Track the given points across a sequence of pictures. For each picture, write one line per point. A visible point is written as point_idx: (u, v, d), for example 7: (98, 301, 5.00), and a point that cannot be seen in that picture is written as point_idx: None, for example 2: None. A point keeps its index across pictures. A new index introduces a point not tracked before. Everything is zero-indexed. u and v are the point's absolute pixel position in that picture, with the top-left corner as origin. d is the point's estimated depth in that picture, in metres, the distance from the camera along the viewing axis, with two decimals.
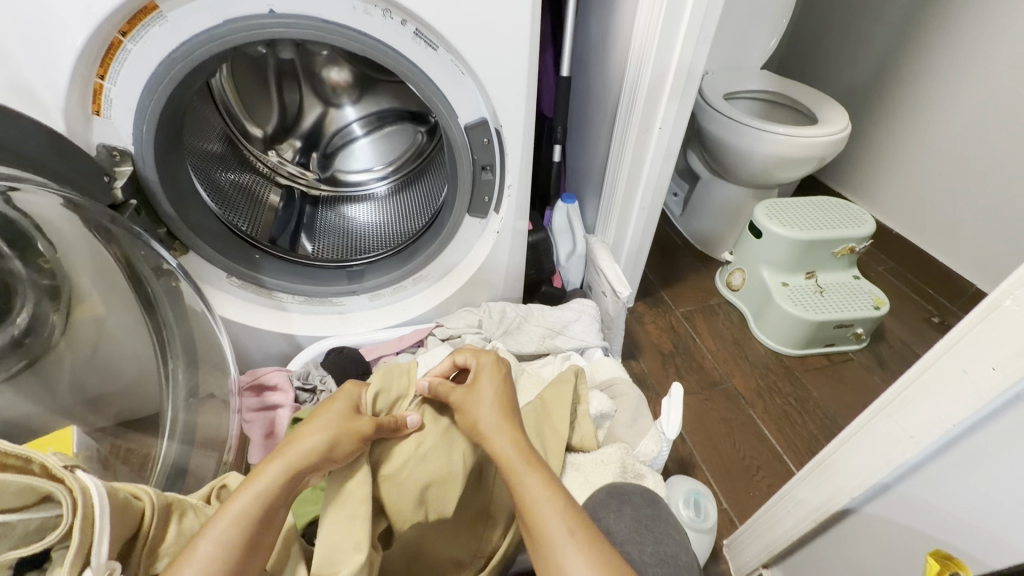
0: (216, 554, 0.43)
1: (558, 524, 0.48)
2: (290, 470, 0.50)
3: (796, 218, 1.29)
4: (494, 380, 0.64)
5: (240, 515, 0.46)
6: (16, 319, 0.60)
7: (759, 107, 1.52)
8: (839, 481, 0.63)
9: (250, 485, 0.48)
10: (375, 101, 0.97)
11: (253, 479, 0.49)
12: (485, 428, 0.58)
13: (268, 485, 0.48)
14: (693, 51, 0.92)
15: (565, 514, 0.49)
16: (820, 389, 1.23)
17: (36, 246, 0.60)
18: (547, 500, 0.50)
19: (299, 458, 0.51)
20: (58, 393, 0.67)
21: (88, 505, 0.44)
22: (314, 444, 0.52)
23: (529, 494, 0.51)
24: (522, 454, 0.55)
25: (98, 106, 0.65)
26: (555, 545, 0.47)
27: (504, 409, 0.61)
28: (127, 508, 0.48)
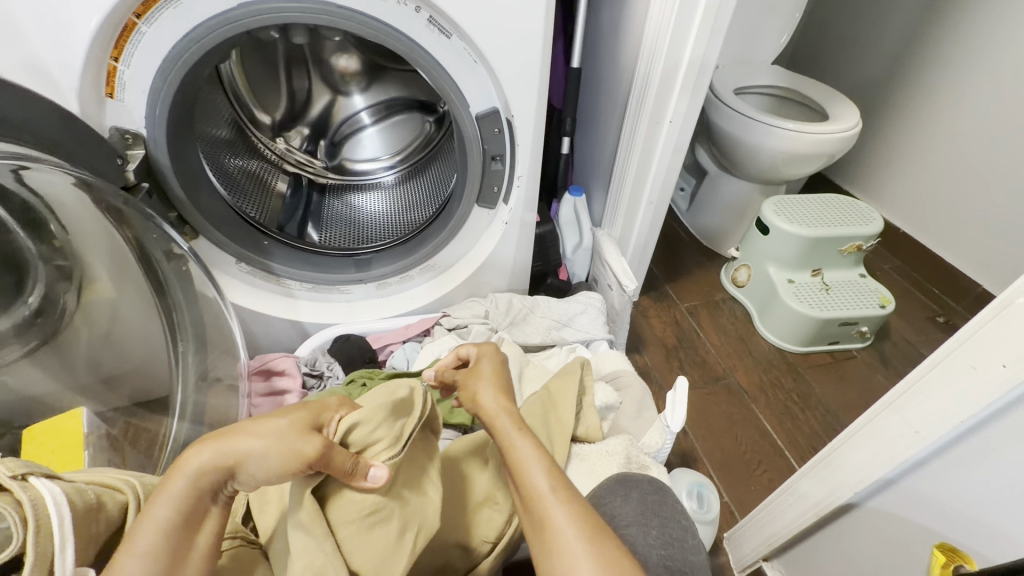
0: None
1: (543, 477, 0.51)
2: (214, 470, 0.45)
3: (804, 215, 1.29)
4: (493, 360, 0.66)
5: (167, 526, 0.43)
6: (29, 300, 0.62)
7: (769, 102, 1.51)
8: (843, 476, 0.64)
9: (165, 492, 0.44)
10: (384, 90, 0.97)
11: (169, 484, 0.44)
12: (483, 402, 0.60)
13: (184, 493, 0.44)
14: (706, 43, 0.91)
15: (550, 472, 0.52)
16: (823, 386, 1.23)
17: (48, 226, 0.61)
18: (532, 458, 0.53)
19: (224, 458, 0.46)
20: (76, 369, 0.69)
21: (43, 514, 0.42)
22: (241, 443, 0.46)
23: (519, 454, 0.54)
24: (514, 421, 0.58)
25: (111, 88, 0.65)
26: (541, 497, 0.50)
27: (500, 383, 0.63)
28: (95, 509, 0.46)
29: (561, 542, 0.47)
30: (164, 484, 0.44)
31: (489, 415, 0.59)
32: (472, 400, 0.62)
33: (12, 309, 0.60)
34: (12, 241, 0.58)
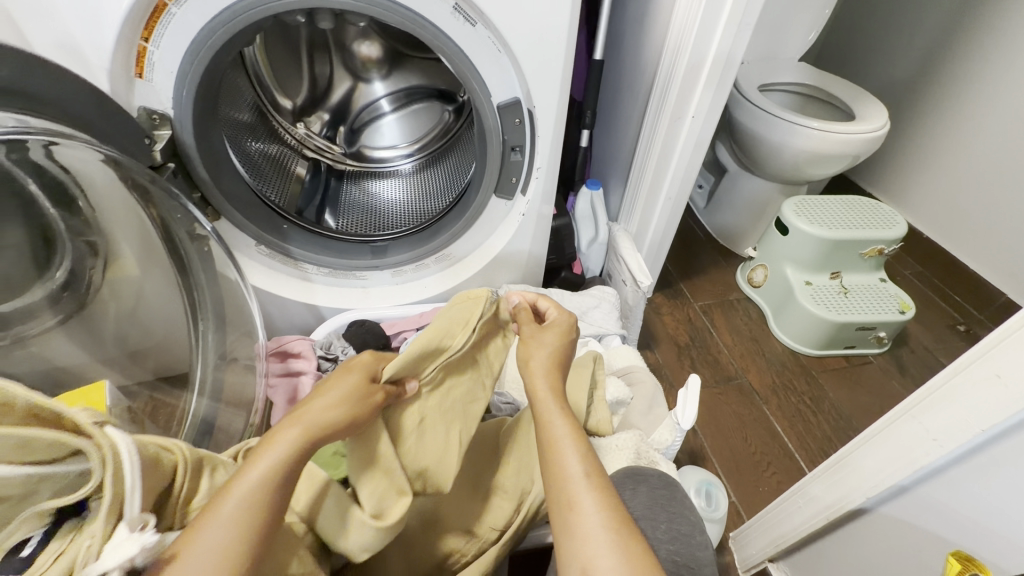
0: (227, 534, 0.41)
1: (575, 459, 0.51)
2: (306, 442, 0.48)
3: (825, 216, 1.27)
4: (563, 336, 0.65)
5: (257, 493, 0.43)
6: (54, 275, 0.62)
7: (794, 100, 1.48)
8: (855, 480, 0.63)
9: (263, 454, 0.46)
10: (404, 78, 0.97)
11: (262, 454, 0.46)
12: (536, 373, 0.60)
13: (281, 454, 0.46)
14: (733, 37, 0.90)
15: (583, 456, 0.52)
16: (837, 390, 1.22)
17: (76, 204, 0.62)
18: (569, 437, 0.53)
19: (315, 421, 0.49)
20: (105, 343, 0.70)
21: (121, 462, 0.41)
22: (332, 415, 0.50)
23: (555, 429, 0.54)
24: (559, 400, 0.57)
25: (140, 68, 0.66)
26: (567, 476, 0.50)
27: (558, 356, 0.63)
28: (152, 464, 0.46)
29: (584, 530, 0.46)
30: (258, 453, 0.46)
31: (534, 384, 0.59)
32: (524, 362, 0.62)
33: (37, 286, 0.61)
34: (44, 219, 0.60)
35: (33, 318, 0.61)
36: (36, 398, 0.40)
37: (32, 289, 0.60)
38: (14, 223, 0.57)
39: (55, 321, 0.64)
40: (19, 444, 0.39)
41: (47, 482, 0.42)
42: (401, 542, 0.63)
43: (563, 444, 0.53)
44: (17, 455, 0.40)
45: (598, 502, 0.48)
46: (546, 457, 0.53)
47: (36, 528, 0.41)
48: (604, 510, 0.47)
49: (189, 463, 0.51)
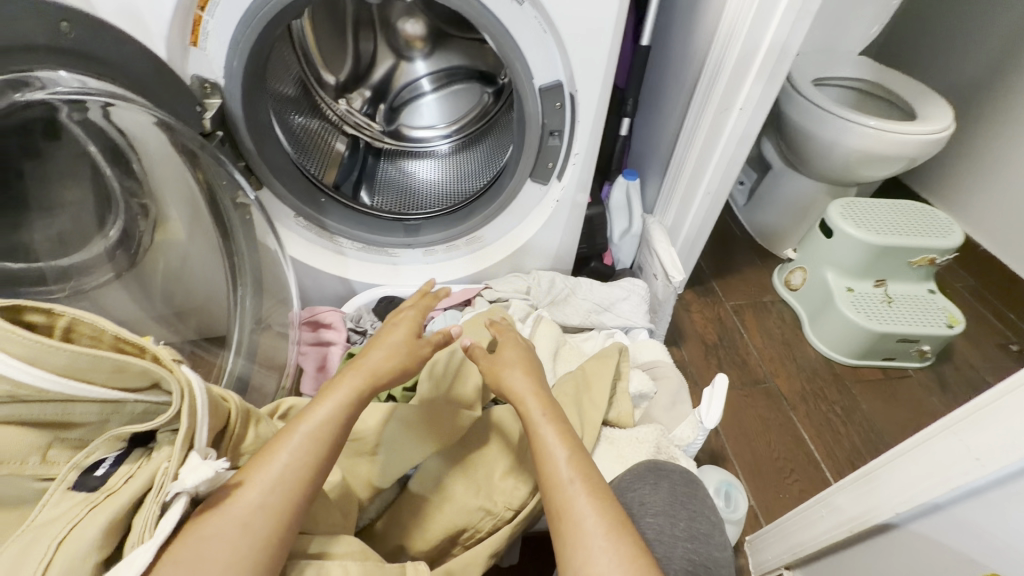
0: (283, 478, 0.46)
1: (570, 467, 0.52)
2: (354, 399, 0.53)
3: (874, 220, 1.21)
4: (520, 349, 0.67)
5: (312, 436, 0.49)
6: (108, 233, 0.66)
7: (849, 96, 1.41)
8: (884, 495, 0.61)
9: (315, 409, 0.51)
10: (446, 57, 0.98)
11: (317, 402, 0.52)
12: (513, 391, 0.60)
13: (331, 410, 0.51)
14: (793, 25, 0.85)
15: (578, 464, 0.52)
16: (871, 402, 1.17)
17: (128, 161, 0.65)
18: (561, 442, 0.54)
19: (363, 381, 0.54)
20: (154, 300, 0.76)
21: (193, 398, 0.45)
22: (385, 371, 0.56)
23: (545, 439, 0.54)
24: (542, 408, 0.57)
25: (195, 36, 0.67)
26: (562, 484, 0.50)
27: (531, 370, 0.63)
28: (219, 408, 0.50)
29: (579, 533, 0.47)
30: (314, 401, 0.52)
31: (519, 398, 0.59)
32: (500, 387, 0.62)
33: (92, 243, 0.65)
34: (95, 175, 0.63)
35: (90, 272, 0.66)
36: (123, 332, 0.44)
37: (88, 246, 0.65)
38: (67, 179, 0.61)
39: (114, 274, 0.69)
40: (109, 372, 0.43)
41: (121, 412, 0.47)
42: (419, 514, 0.64)
43: (554, 449, 0.53)
44: (104, 381, 0.44)
45: (591, 503, 0.49)
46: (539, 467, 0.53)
47: (111, 451, 0.46)
48: (598, 512, 0.48)
49: (242, 409, 0.54)
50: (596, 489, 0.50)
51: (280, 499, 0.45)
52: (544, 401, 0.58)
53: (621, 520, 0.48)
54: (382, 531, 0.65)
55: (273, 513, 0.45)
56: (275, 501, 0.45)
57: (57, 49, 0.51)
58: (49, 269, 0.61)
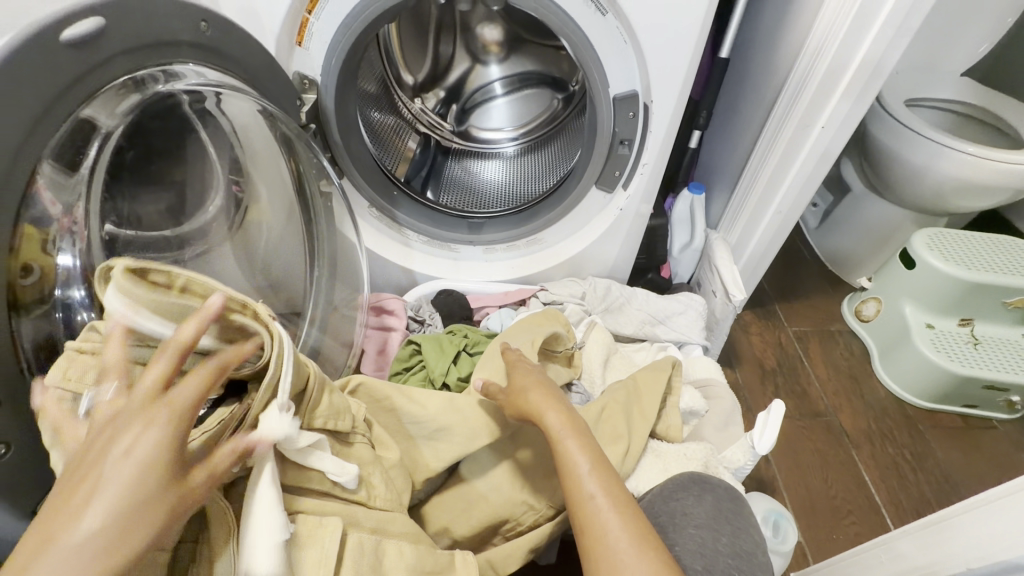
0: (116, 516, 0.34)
1: (597, 483, 0.51)
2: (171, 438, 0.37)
3: (964, 254, 1.12)
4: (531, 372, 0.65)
5: (156, 446, 0.36)
6: (211, 204, 0.72)
7: (946, 120, 1.31)
8: (953, 544, 0.57)
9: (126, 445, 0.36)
10: (520, 62, 1.00)
11: (150, 415, 0.37)
12: (536, 412, 0.58)
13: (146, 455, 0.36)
14: (888, 43, 0.81)
15: (603, 480, 0.51)
16: (946, 450, 1.08)
17: (234, 145, 0.72)
18: (585, 455, 0.53)
19: (182, 416, 0.38)
20: (255, 271, 0.81)
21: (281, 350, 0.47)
22: (188, 419, 0.38)
23: (566, 450, 0.53)
24: (562, 417, 0.56)
25: (301, 37, 0.74)
26: (585, 500, 0.50)
27: (549, 388, 0.61)
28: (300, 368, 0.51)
29: (606, 545, 0.47)
30: (157, 400, 0.38)
31: (537, 414, 0.57)
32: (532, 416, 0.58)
33: (198, 217, 0.71)
34: (201, 150, 0.68)
35: (194, 241, 0.71)
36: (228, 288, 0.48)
37: (195, 217, 0.70)
38: (183, 159, 0.66)
39: (223, 237, 0.75)
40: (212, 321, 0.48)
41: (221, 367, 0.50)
42: (465, 500, 0.67)
43: (575, 457, 0.53)
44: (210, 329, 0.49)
45: (611, 505, 0.49)
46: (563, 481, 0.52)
47: None
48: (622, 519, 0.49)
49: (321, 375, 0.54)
50: (617, 491, 0.51)
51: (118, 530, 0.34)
52: (565, 413, 0.57)
53: (644, 523, 0.49)
54: (431, 510, 0.68)
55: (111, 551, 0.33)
56: (123, 520, 0.34)
57: (195, 45, 0.58)
58: (160, 238, 0.66)
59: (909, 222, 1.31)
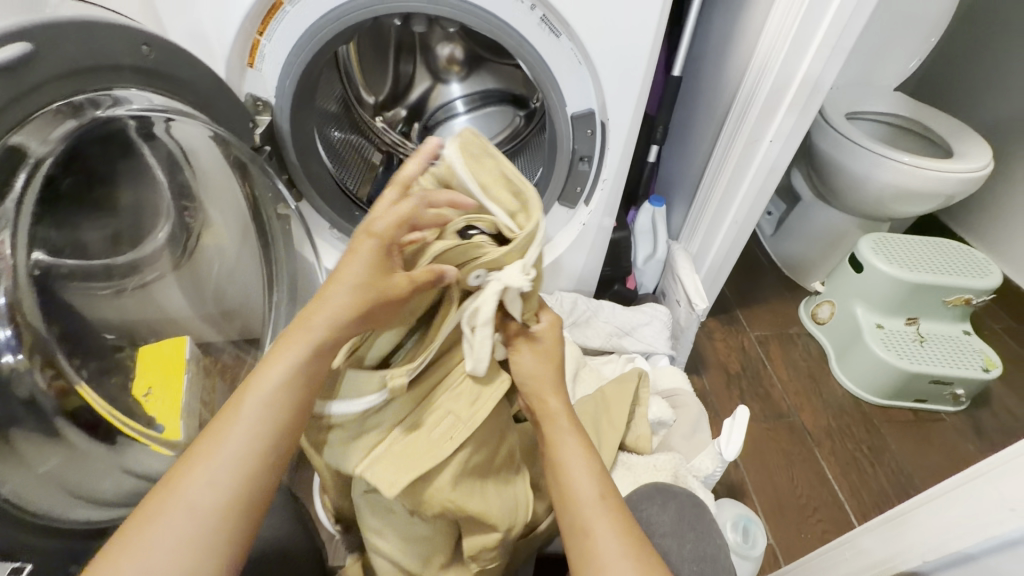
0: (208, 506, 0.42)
1: (591, 482, 0.52)
2: (262, 438, 0.45)
3: (906, 257, 1.18)
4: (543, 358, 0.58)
5: (241, 446, 0.44)
6: (160, 233, 0.69)
7: (883, 131, 1.40)
8: (908, 540, 0.59)
9: (213, 449, 0.44)
10: (481, 81, 1.01)
11: (223, 432, 0.44)
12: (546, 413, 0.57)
13: (240, 446, 0.44)
14: (824, 64, 0.86)
15: (596, 475, 0.53)
16: (901, 444, 1.13)
17: (185, 170, 0.70)
18: (577, 445, 0.55)
19: (263, 403, 0.45)
20: (204, 298, 0.80)
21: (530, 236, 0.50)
22: (274, 419, 0.46)
23: (556, 435, 0.55)
24: (569, 423, 0.56)
25: (253, 58, 0.73)
26: (583, 503, 0.51)
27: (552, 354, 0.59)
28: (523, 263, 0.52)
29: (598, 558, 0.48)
30: (195, 456, 0.44)
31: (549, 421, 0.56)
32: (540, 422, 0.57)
33: (144, 245, 0.67)
34: (148, 176, 0.66)
35: (140, 270, 0.68)
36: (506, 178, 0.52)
37: (140, 247, 0.67)
38: (128, 184, 0.63)
39: (169, 267, 0.72)
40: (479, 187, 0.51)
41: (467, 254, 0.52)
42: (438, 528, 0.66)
43: (576, 466, 0.53)
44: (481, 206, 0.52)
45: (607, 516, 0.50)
46: (554, 472, 0.54)
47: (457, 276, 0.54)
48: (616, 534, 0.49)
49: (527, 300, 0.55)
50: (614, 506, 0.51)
51: (217, 506, 0.42)
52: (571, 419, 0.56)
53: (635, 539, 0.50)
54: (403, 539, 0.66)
55: (207, 532, 0.41)
56: (209, 515, 0.42)
57: (137, 69, 0.56)
58: (103, 267, 0.62)
59: (856, 227, 1.38)
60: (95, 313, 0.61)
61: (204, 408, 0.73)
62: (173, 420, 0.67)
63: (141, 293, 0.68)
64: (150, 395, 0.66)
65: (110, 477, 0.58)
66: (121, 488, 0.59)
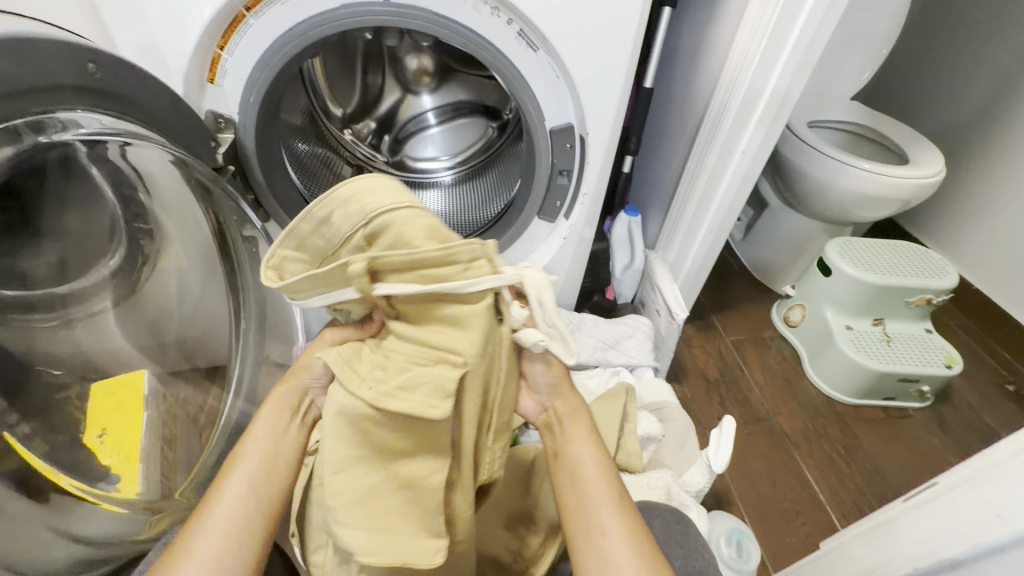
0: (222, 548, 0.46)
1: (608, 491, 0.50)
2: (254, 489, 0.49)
3: (871, 260, 1.23)
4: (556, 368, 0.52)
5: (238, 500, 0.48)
6: (106, 262, 0.64)
7: (843, 138, 1.45)
8: (897, 546, 0.60)
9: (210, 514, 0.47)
10: (452, 92, 0.98)
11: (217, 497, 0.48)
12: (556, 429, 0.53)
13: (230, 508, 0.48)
14: (792, 77, 0.89)
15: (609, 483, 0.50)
16: (873, 442, 1.16)
17: (137, 194, 0.64)
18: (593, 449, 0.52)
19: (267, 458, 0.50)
20: (163, 332, 0.74)
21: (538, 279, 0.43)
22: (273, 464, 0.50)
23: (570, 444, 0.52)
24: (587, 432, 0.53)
25: (213, 73, 0.69)
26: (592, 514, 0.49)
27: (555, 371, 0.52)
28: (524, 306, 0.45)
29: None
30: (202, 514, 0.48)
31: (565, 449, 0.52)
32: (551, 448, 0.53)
33: (90, 273, 0.62)
34: (98, 202, 0.61)
35: (86, 301, 0.63)
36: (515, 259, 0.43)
37: (87, 275, 0.62)
38: (72, 207, 0.59)
39: (115, 299, 0.67)
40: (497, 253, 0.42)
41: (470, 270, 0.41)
42: None
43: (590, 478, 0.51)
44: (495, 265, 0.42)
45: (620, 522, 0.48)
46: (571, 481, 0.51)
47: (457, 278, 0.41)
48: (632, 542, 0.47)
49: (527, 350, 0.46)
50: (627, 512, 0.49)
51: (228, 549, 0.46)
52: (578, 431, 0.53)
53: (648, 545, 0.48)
54: None
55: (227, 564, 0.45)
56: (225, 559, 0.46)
57: (82, 89, 0.51)
58: (44, 297, 0.58)
59: (822, 232, 1.42)
60: (32, 348, 0.56)
61: (165, 447, 0.70)
62: (129, 468, 0.64)
63: (86, 326, 0.63)
64: (104, 435, 0.62)
65: (59, 543, 0.55)
66: (71, 554, 0.57)
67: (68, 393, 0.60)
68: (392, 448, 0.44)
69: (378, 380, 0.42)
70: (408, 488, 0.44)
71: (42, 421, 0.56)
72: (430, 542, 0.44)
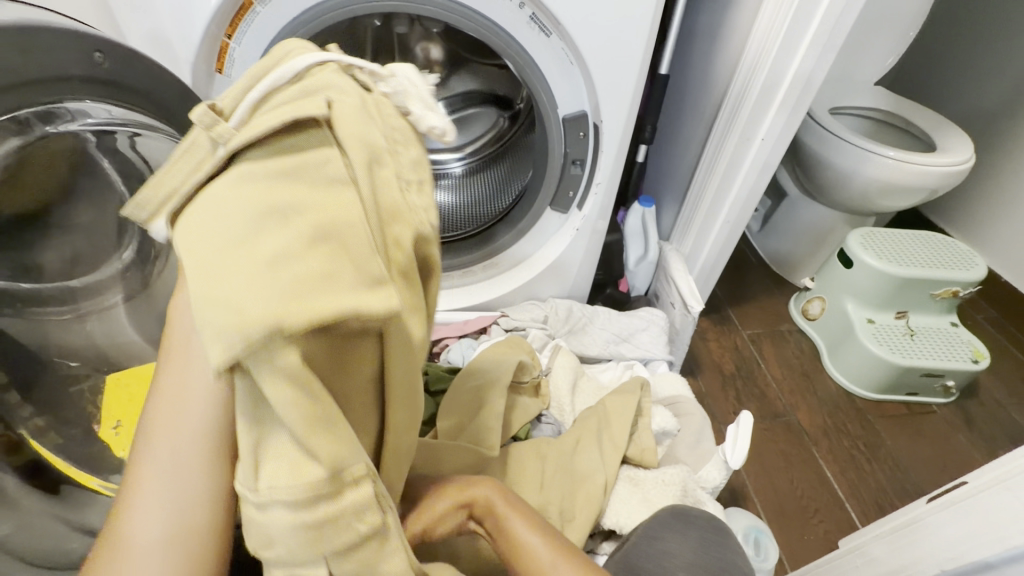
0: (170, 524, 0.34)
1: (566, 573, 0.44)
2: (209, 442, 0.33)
3: (895, 251, 1.19)
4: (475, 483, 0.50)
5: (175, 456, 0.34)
6: (120, 255, 0.63)
7: (865, 125, 1.40)
8: (923, 547, 0.58)
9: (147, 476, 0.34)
10: (464, 81, 0.94)
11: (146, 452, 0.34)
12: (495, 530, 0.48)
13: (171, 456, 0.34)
14: (816, 58, 0.85)
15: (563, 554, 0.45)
16: (895, 438, 1.14)
17: (149, 186, 0.63)
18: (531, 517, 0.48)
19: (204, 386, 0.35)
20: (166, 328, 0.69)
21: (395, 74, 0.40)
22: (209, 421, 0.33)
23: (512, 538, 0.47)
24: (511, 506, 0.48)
25: (221, 63, 0.68)
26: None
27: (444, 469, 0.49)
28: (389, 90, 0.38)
29: None
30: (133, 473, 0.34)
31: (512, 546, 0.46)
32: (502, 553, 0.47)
33: (105, 265, 0.63)
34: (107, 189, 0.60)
35: (100, 293, 0.64)
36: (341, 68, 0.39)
37: (100, 268, 0.62)
38: (88, 200, 0.59)
39: (131, 292, 0.66)
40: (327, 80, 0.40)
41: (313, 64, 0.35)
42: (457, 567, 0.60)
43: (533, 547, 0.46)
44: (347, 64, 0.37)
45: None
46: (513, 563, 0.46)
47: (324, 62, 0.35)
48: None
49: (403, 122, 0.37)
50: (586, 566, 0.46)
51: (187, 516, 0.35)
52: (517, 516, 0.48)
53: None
54: None
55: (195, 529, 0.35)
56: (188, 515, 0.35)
57: (92, 80, 0.51)
58: (57, 291, 0.59)
59: (842, 222, 1.39)
60: (41, 338, 0.58)
61: None
62: None
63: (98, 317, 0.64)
64: (118, 423, 0.63)
65: (73, 537, 0.56)
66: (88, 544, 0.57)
67: (82, 385, 0.64)
68: (279, 200, 0.26)
69: (238, 128, 0.30)
70: (327, 246, 0.26)
71: (55, 414, 0.60)
72: (379, 293, 0.26)
